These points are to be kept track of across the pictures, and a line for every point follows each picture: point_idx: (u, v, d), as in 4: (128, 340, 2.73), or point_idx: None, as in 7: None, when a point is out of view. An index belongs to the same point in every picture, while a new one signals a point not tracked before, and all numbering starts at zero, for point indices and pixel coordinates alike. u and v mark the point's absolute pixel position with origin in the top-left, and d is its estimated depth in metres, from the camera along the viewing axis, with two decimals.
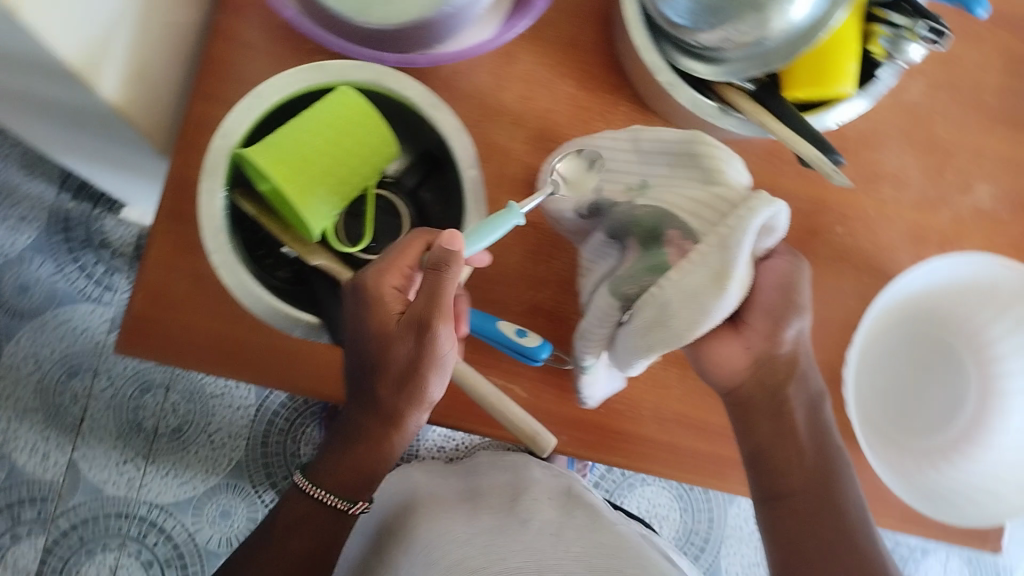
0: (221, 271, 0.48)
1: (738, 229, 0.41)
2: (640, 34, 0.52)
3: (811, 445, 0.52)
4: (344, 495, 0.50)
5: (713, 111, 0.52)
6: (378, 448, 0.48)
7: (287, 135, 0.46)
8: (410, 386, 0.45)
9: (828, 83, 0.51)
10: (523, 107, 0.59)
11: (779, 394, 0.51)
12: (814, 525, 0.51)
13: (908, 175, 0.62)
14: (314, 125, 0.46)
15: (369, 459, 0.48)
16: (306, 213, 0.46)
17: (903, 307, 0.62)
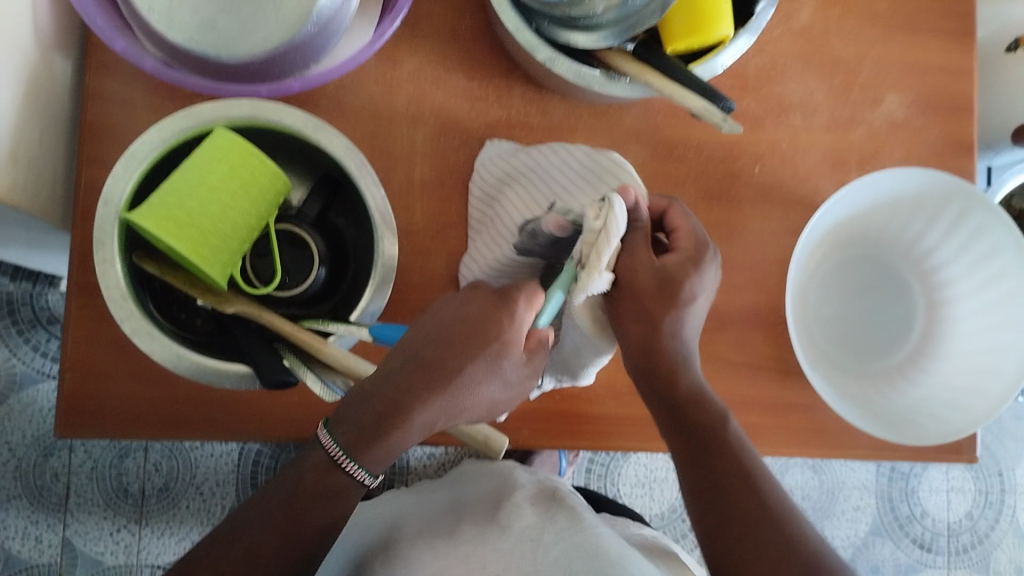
0: (136, 338, 0.47)
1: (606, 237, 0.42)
2: (511, 15, 0.51)
3: (671, 421, 0.51)
4: (369, 470, 0.45)
5: (599, 79, 0.51)
6: (408, 425, 0.44)
7: (171, 193, 0.45)
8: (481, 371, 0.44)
9: (706, 29, 0.50)
10: (417, 109, 0.58)
11: (661, 375, 0.50)
12: (711, 511, 0.51)
13: (816, 102, 0.62)
14: (197, 178, 0.45)
15: (396, 437, 0.44)
16: (203, 263, 0.45)
17: (835, 234, 0.62)
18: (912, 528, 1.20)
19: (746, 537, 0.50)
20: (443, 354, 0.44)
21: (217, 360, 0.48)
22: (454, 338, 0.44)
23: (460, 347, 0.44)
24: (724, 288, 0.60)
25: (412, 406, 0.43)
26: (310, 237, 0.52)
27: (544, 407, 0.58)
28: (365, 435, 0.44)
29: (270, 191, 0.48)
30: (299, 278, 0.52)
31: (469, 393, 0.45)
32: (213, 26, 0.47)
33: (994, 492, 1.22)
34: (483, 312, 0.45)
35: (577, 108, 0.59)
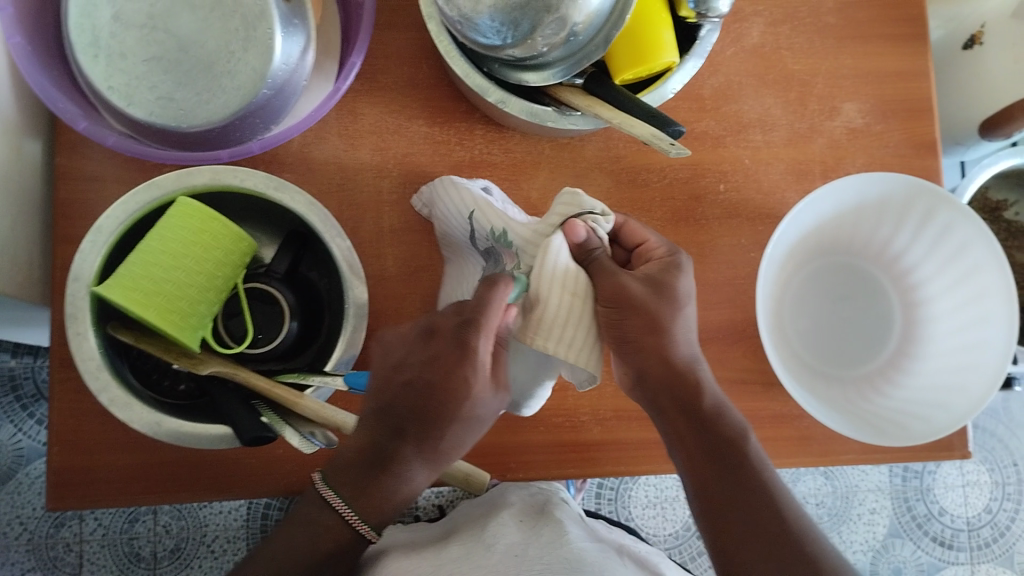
0: (115, 408, 0.47)
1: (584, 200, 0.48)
2: (459, 61, 0.52)
3: (700, 445, 0.51)
4: (377, 529, 0.49)
5: (551, 115, 0.52)
6: (405, 478, 0.47)
7: (140, 263, 0.46)
8: (453, 425, 0.47)
9: (649, 57, 0.51)
10: (381, 157, 0.59)
11: (684, 389, 0.51)
12: (744, 525, 0.49)
13: (773, 116, 0.62)
14: (164, 244, 0.46)
15: (396, 492, 0.47)
16: (172, 323, 0.46)
17: (803, 245, 0.63)
18: (931, 527, 1.19)
19: (758, 545, 0.49)
20: (421, 417, 0.47)
21: (195, 424, 0.49)
22: (436, 405, 0.46)
23: (438, 411, 0.46)
24: (700, 308, 0.60)
25: (402, 465, 0.47)
26: (278, 292, 0.52)
27: (530, 439, 0.58)
28: (357, 498, 0.47)
29: (234, 252, 0.49)
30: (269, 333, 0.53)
31: (447, 444, 0.47)
32: (171, 98, 0.48)
33: (1012, 483, 1.21)
34: (447, 377, 0.46)
35: (539, 143, 0.60)
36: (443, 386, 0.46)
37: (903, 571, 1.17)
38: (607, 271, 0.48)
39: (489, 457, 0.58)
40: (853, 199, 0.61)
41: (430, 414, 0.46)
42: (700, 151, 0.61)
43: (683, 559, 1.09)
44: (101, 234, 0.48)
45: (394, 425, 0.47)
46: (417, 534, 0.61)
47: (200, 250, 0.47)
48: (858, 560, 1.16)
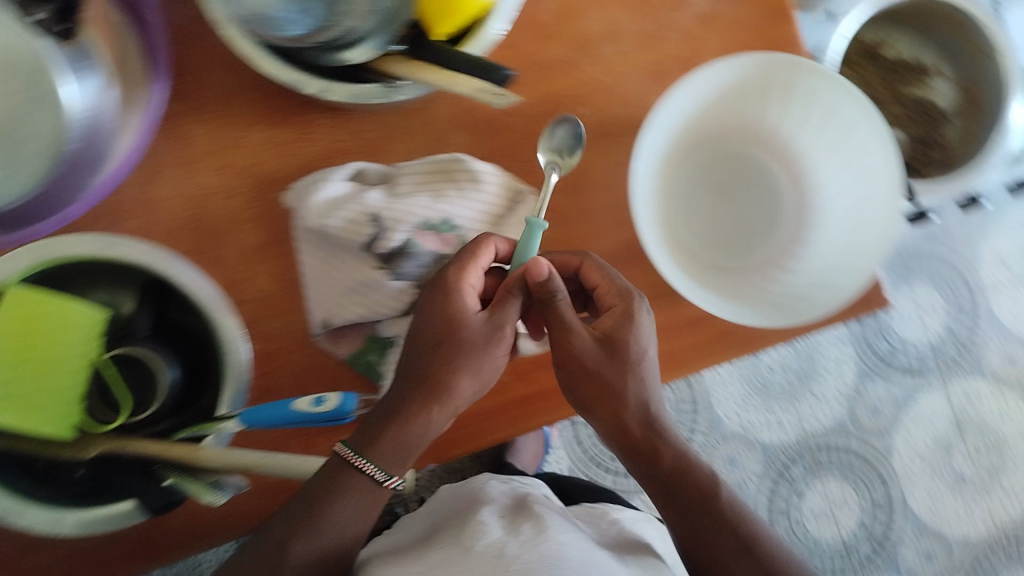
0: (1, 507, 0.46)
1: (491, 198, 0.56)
2: (268, 60, 0.48)
3: (672, 473, 0.54)
4: (379, 465, 0.51)
5: (376, 91, 0.50)
6: (413, 421, 0.51)
7: None
8: (456, 356, 0.52)
9: (464, 4, 0.48)
10: (229, 176, 0.56)
11: (656, 427, 0.54)
12: (717, 540, 0.53)
13: (618, 24, 0.60)
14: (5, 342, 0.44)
15: (400, 431, 0.51)
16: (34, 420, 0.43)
17: (675, 144, 0.60)
18: (897, 360, 1.21)
19: (721, 555, 0.53)
20: (421, 352, 0.52)
21: (97, 506, 0.48)
22: (434, 340, 0.52)
23: (445, 337, 0.52)
24: (594, 238, 0.59)
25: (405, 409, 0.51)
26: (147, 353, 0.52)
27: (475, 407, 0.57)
28: (374, 432, 0.51)
29: (91, 331, 0.46)
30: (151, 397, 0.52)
31: (455, 384, 0.52)
32: None
33: (964, 299, 1.23)
34: (444, 310, 0.52)
35: (387, 116, 0.58)
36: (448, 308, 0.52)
37: (880, 409, 1.19)
38: (559, 314, 0.52)
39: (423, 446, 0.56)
40: (708, 88, 0.58)
41: (435, 360, 0.52)
42: (554, 80, 0.59)
43: None
44: None
45: (405, 368, 0.52)
46: (403, 540, 0.59)
47: (49, 337, 0.45)
48: (835, 412, 1.18)
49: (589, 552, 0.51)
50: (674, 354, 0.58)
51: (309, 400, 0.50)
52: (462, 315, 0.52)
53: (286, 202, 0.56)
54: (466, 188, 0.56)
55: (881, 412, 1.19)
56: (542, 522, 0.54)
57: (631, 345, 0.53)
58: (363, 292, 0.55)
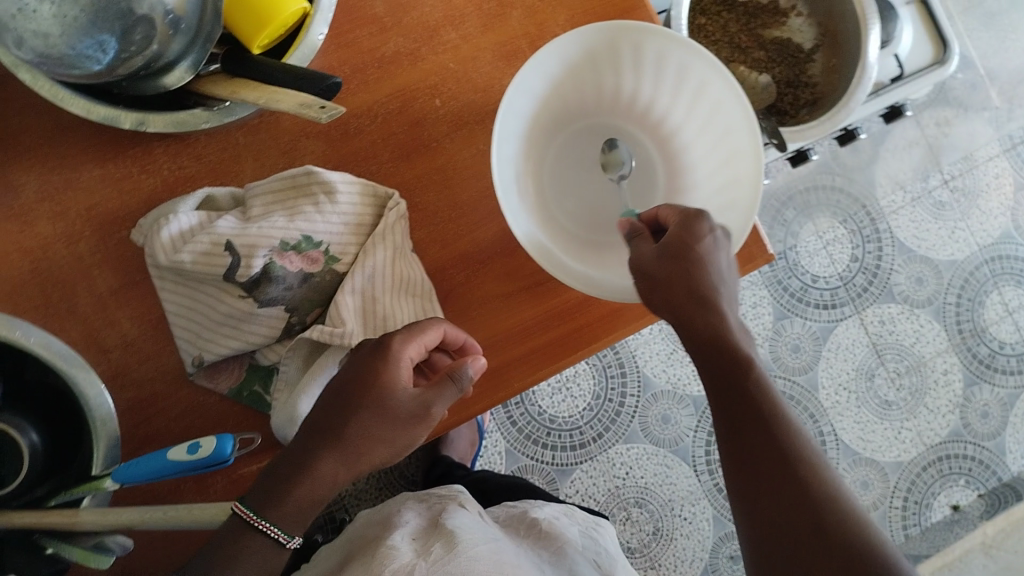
0: None
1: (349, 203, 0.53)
2: (74, 99, 0.46)
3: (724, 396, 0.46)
4: (281, 526, 0.45)
5: (200, 116, 0.47)
6: (314, 474, 0.46)
7: None
8: (379, 423, 0.48)
9: (272, 14, 0.46)
10: (68, 223, 0.53)
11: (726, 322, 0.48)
12: (794, 537, 0.42)
13: (457, 7, 0.58)
14: None
15: (315, 492, 0.46)
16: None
17: (533, 129, 0.59)
18: (810, 295, 1.21)
19: (789, 546, 0.42)
20: (344, 411, 0.47)
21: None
22: (350, 397, 0.47)
23: (369, 399, 0.47)
24: (466, 233, 0.57)
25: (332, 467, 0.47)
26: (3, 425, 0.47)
27: None
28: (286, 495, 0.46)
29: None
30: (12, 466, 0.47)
31: (374, 446, 0.48)
32: None
33: (867, 227, 1.23)
34: (371, 375, 0.47)
35: (229, 136, 0.54)
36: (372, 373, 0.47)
37: (801, 347, 1.20)
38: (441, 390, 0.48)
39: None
40: (553, 68, 0.57)
41: (353, 404, 0.47)
42: (400, 74, 0.57)
43: (603, 427, 1.12)
44: None
45: (324, 427, 0.47)
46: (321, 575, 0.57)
47: None
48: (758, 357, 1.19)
49: (502, 564, 0.50)
50: (564, 340, 0.56)
51: (184, 449, 0.46)
52: (392, 374, 0.47)
53: (135, 240, 0.53)
54: (323, 202, 0.52)
55: (802, 350, 1.20)
56: (453, 537, 0.52)
57: (690, 256, 0.48)
58: (232, 324, 0.51)
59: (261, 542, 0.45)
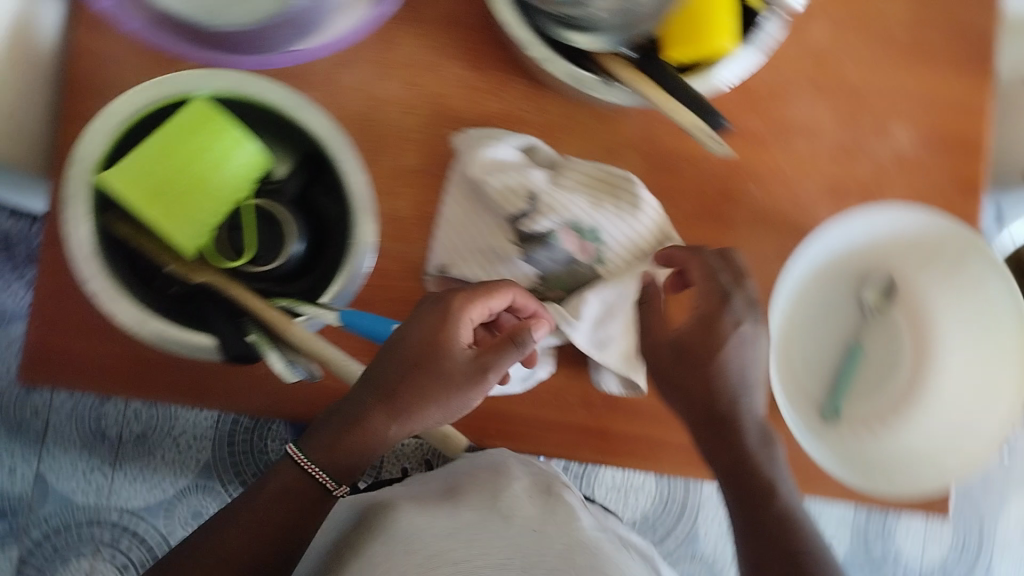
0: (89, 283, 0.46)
1: (650, 228, 0.55)
2: (508, 9, 0.50)
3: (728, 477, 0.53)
4: (333, 475, 0.50)
5: (595, 84, 0.50)
6: (371, 434, 0.50)
7: (142, 155, 0.46)
8: (432, 386, 0.50)
9: (707, 40, 0.48)
10: (411, 95, 0.57)
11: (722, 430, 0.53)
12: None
13: (821, 126, 0.60)
14: (166, 139, 0.46)
15: (359, 437, 0.50)
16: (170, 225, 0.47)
17: (829, 264, 0.60)
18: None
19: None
20: (387, 366, 0.50)
21: (179, 328, 0.47)
22: (408, 365, 0.50)
23: (416, 358, 0.50)
24: None
25: (377, 415, 0.50)
26: (285, 213, 0.51)
27: (525, 408, 0.58)
28: (331, 437, 0.50)
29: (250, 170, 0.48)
30: (269, 254, 0.50)
31: (427, 408, 0.50)
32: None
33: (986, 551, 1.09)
34: (429, 336, 0.49)
35: (576, 110, 0.58)
36: (420, 342, 0.49)
37: None
38: (500, 347, 0.49)
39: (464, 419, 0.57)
40: (891, 228, 0.59)
41: (404, 366, 0.50)
42: (740, 148, 0.59)
43: None
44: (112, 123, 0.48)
45: (371, 378, 0.50)
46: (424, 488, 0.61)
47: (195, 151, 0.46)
48: None
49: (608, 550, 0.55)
50: None
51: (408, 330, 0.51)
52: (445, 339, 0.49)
53: (453, 142, 0.56)
54: (626, 208, 0.54)
55: None
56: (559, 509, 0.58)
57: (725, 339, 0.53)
58: (487, 256, 0.56)
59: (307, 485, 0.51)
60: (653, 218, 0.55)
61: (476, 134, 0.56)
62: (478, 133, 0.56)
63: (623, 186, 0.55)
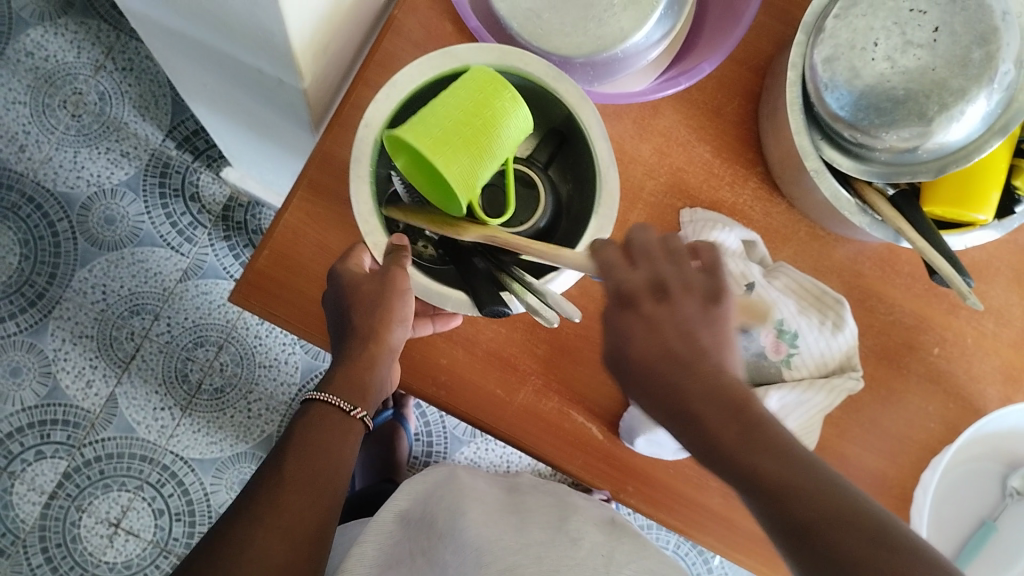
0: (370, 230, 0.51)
1: (842, 311, 0.57)
2: (798, 117, 0.52)
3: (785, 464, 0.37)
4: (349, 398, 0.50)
5: (850, 206, 0.53)
6: (364, 365, 0.50)
7: (432, 115, 0.48)
8: (377, 311, 0.49)
9: (964, 206, 0.52)
10: (657, 161, 0.60)
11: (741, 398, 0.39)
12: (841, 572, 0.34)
13: (1013, 314, 0.62)
14: (457, 102, 0.49)
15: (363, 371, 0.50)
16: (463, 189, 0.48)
17: (985, 440, 0.61)
18: None
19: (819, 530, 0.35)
20: (368, 311, 0.49)
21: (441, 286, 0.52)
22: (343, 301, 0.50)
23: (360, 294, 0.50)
24: (858, 444, 0.60)
25: (370, 357, 0.50)
26: (540, 178, 0.57)
27: (660, 474, 0.58)
28: (344, 378, 0.50)
29: (522, 132, 0.51)
30: (524, 217, 0.56)
31: (389, 322, 0.50)
32: (538, 16, 0.55)
33: None
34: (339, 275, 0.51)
35: (797, 222, 0.61)
36: (347, 286, 0.50)
37: None
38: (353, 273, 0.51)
39: (589, 458, 0.58)
40: None
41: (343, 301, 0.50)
42: (936, 307, 0.62)
43: None
44: (393, 93, 0.51)
45: (341, 328, 0.51)
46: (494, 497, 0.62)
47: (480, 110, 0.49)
48: None
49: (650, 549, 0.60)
50: None
51: None
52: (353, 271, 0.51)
53: (681, 215, 0.60)
54: (827, 326, 0.57)
55: None
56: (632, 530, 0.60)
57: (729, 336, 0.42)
58: None
59: (333, 419, 0.50)
60: (847, 335, 0.58)
61: (699, 218, 0.59)
62: (702, 219, 0.59)
63: (828, 305, 0.57)
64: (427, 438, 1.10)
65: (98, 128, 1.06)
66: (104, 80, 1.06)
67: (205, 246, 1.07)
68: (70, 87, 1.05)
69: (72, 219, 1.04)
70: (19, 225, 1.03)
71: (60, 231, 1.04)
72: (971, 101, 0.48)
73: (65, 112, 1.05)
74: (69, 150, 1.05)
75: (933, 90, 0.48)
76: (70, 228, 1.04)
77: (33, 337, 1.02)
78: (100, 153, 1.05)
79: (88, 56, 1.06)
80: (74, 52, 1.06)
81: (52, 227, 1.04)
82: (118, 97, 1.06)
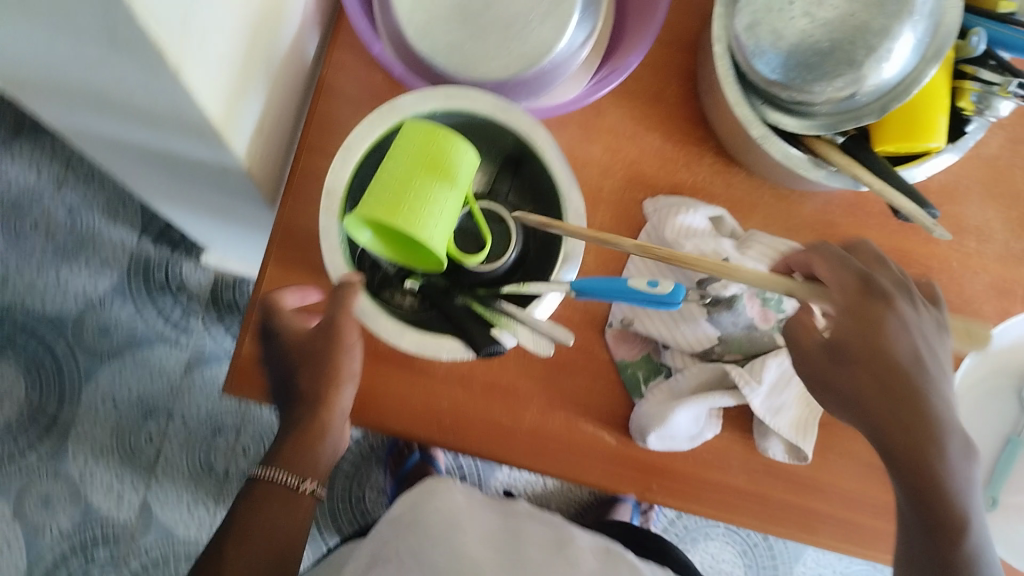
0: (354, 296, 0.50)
1: None
2: (733, 89, 0.53)
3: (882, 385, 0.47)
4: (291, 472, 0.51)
5: (804, 163, 0.53)
6: (306, 428, 0.51)
7: (385, 186, 0.49)
8: (320, 365, 0.50)
9: (918, 138, 0.51)
10: (610, 159, 0.61)
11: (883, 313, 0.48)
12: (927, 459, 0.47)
13: (992, 229, 0.62)
14: (404, 166, 0.49)
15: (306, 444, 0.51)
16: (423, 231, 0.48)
17: (988, 359, 0.61)
18: None
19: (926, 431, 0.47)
20: (313, 376, 0.51)
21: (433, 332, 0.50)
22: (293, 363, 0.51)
23: (305, 359, 0.51)
24: None
25: (322, 425, 0.51)
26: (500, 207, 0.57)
27: (678, 464, 0.58)
28: (294, 453, 0.51)
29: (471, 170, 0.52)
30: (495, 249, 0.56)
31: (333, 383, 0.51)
32: (460, 47, 0.53)
33: None
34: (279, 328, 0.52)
35: (760, 188, 0.61)
36: (283, 342, 0.52)
37: None
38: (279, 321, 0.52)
39: (606, 465, 0.58)
40: None
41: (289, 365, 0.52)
42: (915, 240, 0.62)
43: None
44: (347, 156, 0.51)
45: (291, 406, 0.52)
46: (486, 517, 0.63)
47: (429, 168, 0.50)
48: None
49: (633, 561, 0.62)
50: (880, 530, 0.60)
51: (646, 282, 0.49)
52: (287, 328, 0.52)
53: (645, 207, 0.60)
54: None
55: None
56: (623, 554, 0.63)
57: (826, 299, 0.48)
58: (673, 315, 0.57)
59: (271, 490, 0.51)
60: None
61: (663, 204, 0.59)
62: (666, 205, 0.59)
63: None
64: (459, 471, 1.11)
65: (73, 243, 1.07)
66: (69, 195, 1.07)
67: (202, 334, 1.07)
68: (38, 209, 1.06)
69: (67, 338, 1.05)
70: (19, 356, 1.03)
71: (59, 353, 1.04)
72: (897, 38, 0.48)
73: (39, 235, 1.06)
74: (51, 271, 1.06)
75: (856, 36, 0.48)
76: (68, 347, 1.05)
77: (55, 462, 1.03)
78: (81, 268, 1.06)
79: (49, 176, 1.07)
80: (33, 174, 1.07)
81: (51, 351, 1.04)
82: (87, 209, 1.07)
